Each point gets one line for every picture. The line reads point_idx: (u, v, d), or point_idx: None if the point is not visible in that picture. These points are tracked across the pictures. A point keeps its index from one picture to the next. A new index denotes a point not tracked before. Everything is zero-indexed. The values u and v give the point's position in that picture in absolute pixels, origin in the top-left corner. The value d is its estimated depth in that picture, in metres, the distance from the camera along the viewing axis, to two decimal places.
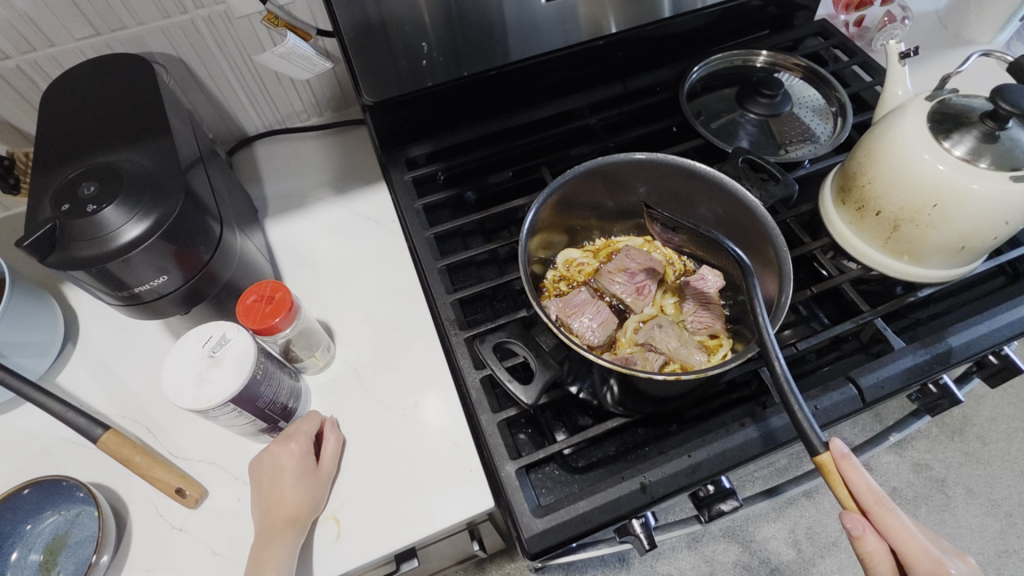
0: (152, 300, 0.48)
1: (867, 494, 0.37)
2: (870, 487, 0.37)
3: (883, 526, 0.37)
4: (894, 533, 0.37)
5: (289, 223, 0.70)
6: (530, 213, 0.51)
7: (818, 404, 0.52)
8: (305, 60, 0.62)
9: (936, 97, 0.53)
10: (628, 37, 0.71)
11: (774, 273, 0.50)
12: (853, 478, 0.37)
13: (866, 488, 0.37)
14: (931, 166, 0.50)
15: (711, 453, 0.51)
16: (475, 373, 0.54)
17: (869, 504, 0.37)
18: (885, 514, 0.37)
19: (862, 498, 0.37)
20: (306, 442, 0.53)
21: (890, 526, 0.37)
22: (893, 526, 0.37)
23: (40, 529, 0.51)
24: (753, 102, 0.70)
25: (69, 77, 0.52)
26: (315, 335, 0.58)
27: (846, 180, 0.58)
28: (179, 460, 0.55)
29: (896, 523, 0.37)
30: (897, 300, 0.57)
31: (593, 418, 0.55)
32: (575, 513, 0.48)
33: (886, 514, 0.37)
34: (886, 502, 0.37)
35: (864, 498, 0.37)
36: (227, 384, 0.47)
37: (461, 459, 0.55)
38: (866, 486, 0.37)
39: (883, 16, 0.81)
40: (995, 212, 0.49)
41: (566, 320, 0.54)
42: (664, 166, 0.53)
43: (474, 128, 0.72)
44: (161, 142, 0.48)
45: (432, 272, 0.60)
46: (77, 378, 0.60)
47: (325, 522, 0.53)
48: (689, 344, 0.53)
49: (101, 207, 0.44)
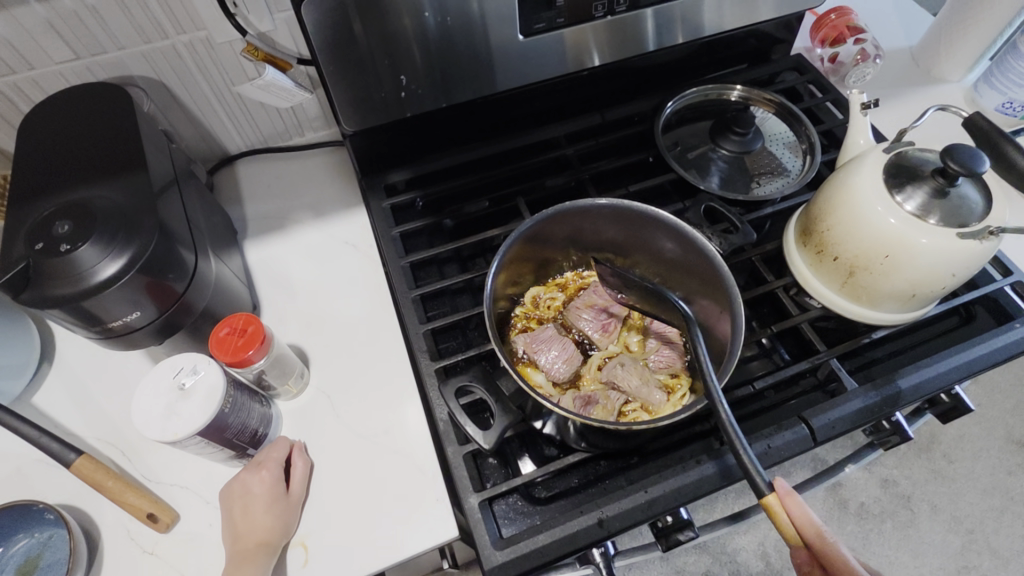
0: (125, 333, 0.49)
1: (809, 528, 0.38)
2: (813, 521, 0.38)
3: (828, 560, 0.37)
4: (838, 564, 0.37)
5: (269, 245, 0.71)
6: (499, 254, 0.52)
7: (771, 443, 0.54)
8: (285, 91, 0.63)
9: (894, 150, 0.55)
10: (606, 69, 0.73)
11: (730, 317, 0.52)
12: (796, 514, 0.38)
13: (809, 523, 0.38)
14: (884, 218, 0.52)
15: (667, 489, 0.53)
16: (444, 404, 0.56)
17: (813, 540, 0.38)
18: (829, 548, 0.37)
19: (806, 533, 0.38)
20: (277, 468, 0.54)
21: (834, 560, 0.37)
22: (836, 560, 0.37)
23: (11, 552, 0.51)
24: (725, 138, 0.72)
25: (48, 106, 0.53)
26: (289, 363, 0.59)
27: (808, 224, 0.60)
28: (151, 484, 0.56)
29: (837, 554, 0.37)
30: (853, 341, 0.59)
31: (558, 449, 0.57)
32: (534, 547, 0.50)
33: (830, 546, 0.37)
34: (828, 535, 0.38)
35: (809, 533, 0.38)
36: (194, 419, 0.48)
37: (428, 487, 0.56)
38: (809, 522, 0.38)
39: (856, 54, 0.82)
40: (942, 265, 0.51)
41: (533, 355, 0.56)
42: (628, 211, 0.55)
43: (453, 156, 0.73)
44: (136, 177, 0.49)
45: (406, 302, 0.61)
46: (51, 398, 0.60)
47: (293, 548, 0.54)
48: (650, 383, 0.54)
49: (75, 246, 0.45)
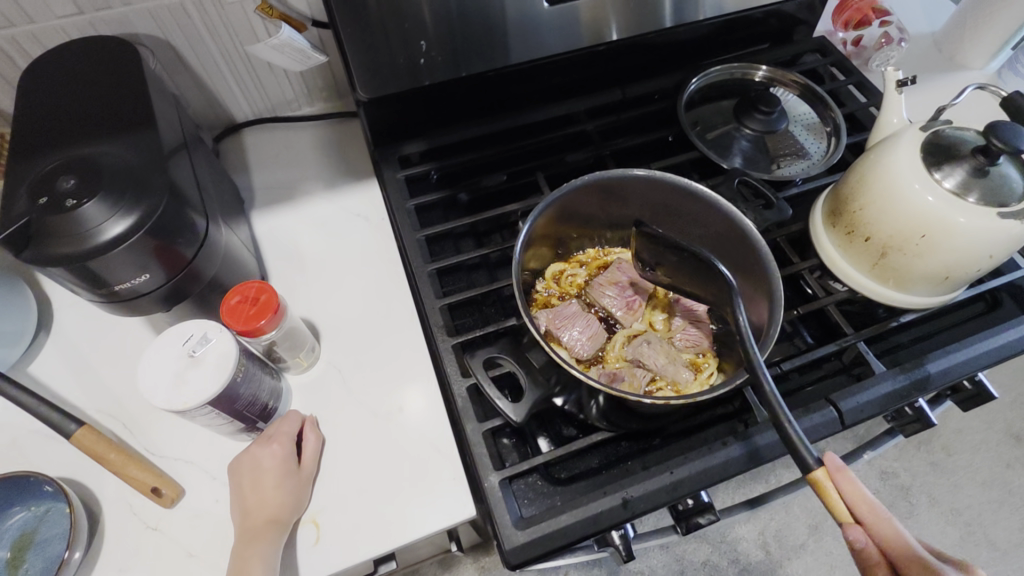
0: (131, 298, 0.46)
1: (862, 505, 0.36)
2: (866, 497, 0.36)
3: (883, 538, 0.36)
4: (893, 542, 0.35)
5: (277, 215, 0.68)
6: (526, 224, 0.50)
7: (799, 425, 0.53)
8: (299, 53, 0.60)
9: (931, 128, 0.53)
10: (628, 44, 0.71)
11: (764, 300, 0.51)
12: (848, 489, 0.37)
13: (862, 499, 0.36)
14: (921, 197, 0.51)
15: (693, 471, 0.51)
16: (461, 381, 0.54)
17: (866, 517, 0.36)
18: (883, 525, 0.36)
19: (859, 510, 0.36)
20: (289, 443, 0.52)
21: (889, 537, 0.36)
22: (890, 537, 0.36)
23: (7, 526, 0.49)
24: (751, 117, 0.70)
25: (49, 58, 0.50)
26: (300, 336, 0.56)
27: (837, 204, 0.58)
28: (155, 457, 0.54)
29: (893, 532, 0.36)
30: (880, 325, 0.58)
31: (578, 428, 0.56)
32: (556, 527, 0.48)
33: (884, 523, 0.36)
34: (883, 512, 0.36)
35: (861, 509, 0.36)
36: (205, 388, 0.46)
37: (445, 466, 0.55)
38: (862, 498, 0.36)
39: (880, 37, 0.81)
40: (980, 246, 0.50)
41: (556, 331, 0.54)
42: (661, 185, 0.53)
43: (469, 129, 0.71)
44: (144, 134, 0.46)
45: (422, 275, 0.59)
46: (49, 368, 0.58)
47: (304, 526, 0.52)
48: (677, 362, 0.53)
49: (81, 202, 0.42)
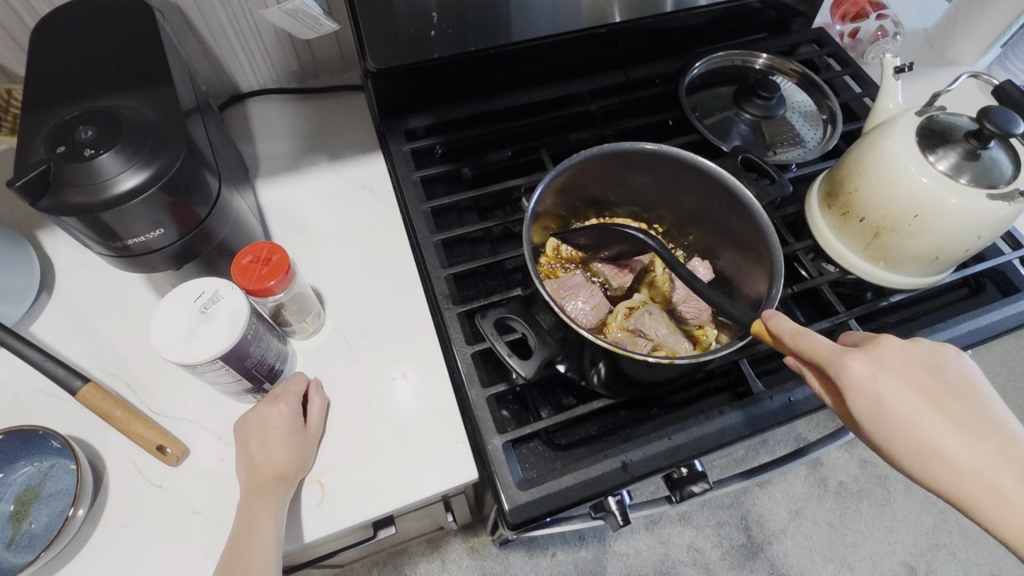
0: (142, 254, 0.47)
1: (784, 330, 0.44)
2: (784, 325, 0.44)
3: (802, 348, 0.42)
4: (807, 349, 0.42)
5: (282, 185, 0.69)
6: (537, 191, 0.51)
7: (792, 396, 0.55)
8: (311, 18, 0.60)
9: (925, 113, 0.55)
10: (633, 26, 0.72)
11: (763, 274, 0.53)
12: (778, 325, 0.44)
13: (783, 327, 0.44)
14: (916, 178, 0.53)
15: (690, 437, 0.53)
16: (466, 347, 0.55)
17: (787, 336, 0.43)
18: (800, 339, 0.42)
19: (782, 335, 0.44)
20: (295, 403, 0.53)
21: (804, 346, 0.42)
22: (806, 346, 0.42)
23: (12, 479, 0.50)
24: (750, 102, 0.72)
25: (61, 13, 0.50)
26: (308, 301, 0.57)
27: (834, 186, 0.60)
28: (160, 417, 0.54)
29: (808, 342, 0.42)
30: (870, 304, 0.60)
31: (577, 398, 0.57)
32: (557, 488, 0.50)
33: (800, 338, 0.42)
34: (802, 330, 0.42)
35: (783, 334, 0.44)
36: (217, 342, 0.46)
37: (447, 431, 0.56)
38: (784, 326, 0.44)
39: (876, 30, 0.84)
40: (969, 226, 0.52)
41: (561, 300, 0.55)
42: (668, 159, 0.54)
43: (474, 105, 0.72)
44: (158, 91, 0.46)
45: (428, 246, 0.60)
46: (51, 327, 0.58)
47: (309, 485, 0.53)
48: (676, 332, 0.55)
49: (99, 152, 0.42)
